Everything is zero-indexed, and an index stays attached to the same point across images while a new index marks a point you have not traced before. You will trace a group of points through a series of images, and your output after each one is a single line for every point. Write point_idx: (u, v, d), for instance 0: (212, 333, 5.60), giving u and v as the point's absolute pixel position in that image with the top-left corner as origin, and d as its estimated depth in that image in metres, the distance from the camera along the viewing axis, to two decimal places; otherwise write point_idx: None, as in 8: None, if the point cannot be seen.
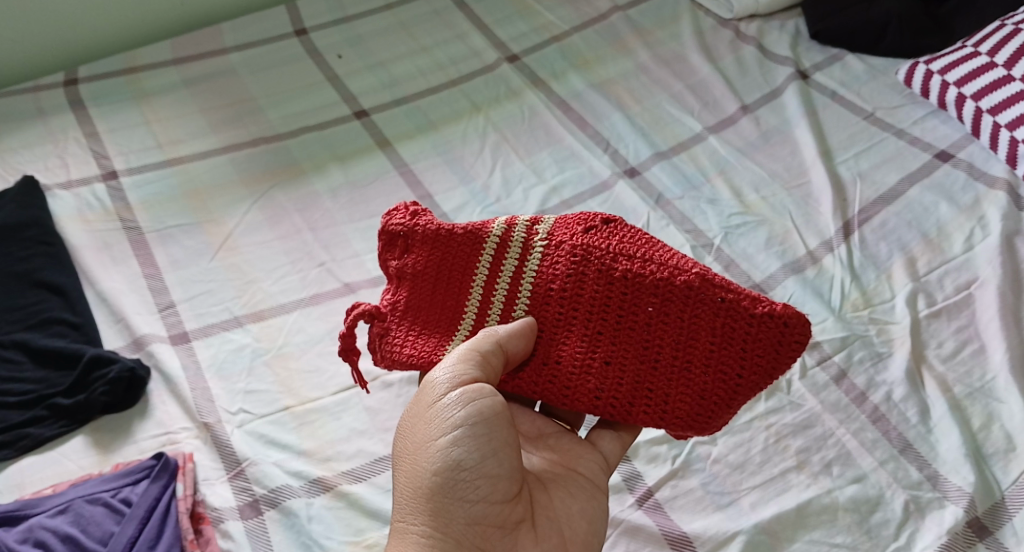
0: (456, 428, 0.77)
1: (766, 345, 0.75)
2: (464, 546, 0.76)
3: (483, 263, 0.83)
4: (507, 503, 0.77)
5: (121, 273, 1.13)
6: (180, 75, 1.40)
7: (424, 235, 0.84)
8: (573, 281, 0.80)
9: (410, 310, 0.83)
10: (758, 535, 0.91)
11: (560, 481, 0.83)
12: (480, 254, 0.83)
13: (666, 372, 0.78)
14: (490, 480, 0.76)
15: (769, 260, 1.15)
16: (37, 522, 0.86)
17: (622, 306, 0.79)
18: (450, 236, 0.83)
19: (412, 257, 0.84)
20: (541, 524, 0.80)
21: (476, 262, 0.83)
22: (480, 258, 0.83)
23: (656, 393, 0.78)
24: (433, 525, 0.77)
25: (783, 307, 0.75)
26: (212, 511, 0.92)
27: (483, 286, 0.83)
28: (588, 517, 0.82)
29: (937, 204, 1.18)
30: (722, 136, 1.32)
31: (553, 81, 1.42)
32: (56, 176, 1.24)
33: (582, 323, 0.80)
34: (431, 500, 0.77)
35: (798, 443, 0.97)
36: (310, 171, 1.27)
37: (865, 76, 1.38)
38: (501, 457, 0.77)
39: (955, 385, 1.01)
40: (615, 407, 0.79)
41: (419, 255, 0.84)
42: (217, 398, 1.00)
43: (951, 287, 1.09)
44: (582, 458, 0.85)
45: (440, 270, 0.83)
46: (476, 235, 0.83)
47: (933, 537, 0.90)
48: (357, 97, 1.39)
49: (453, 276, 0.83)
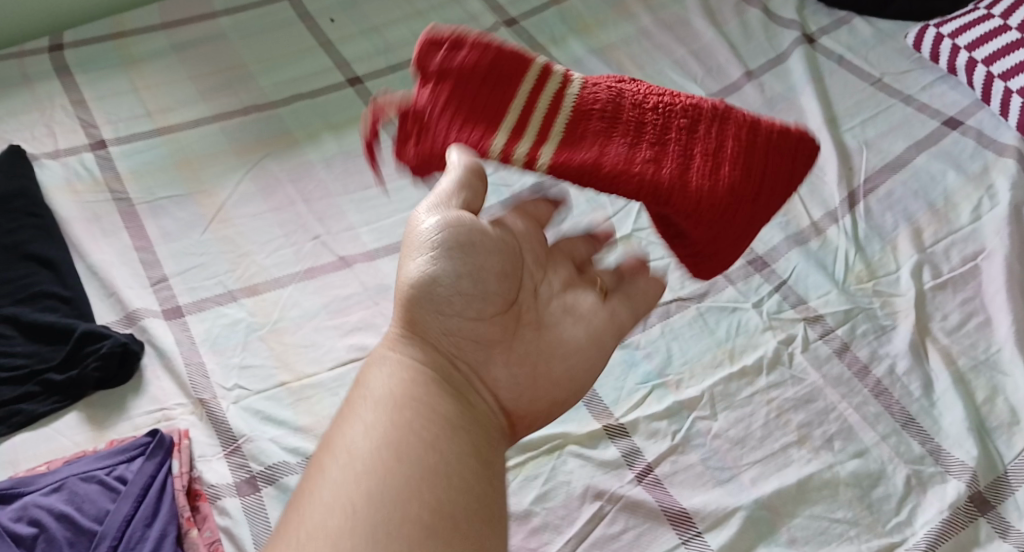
0: (437, 248, 0.69)
1: (781, 152, 0.75)
2: (445, 354, 0.71)
3: (519, 98, 0.74)
4: (489, 318, 0.71)
5: (112, 246, 1.11)
6: (168, 41, 1.37)
7: (461, 72, 0.74)
8: (612, 107, 0.75)
9: (449, 102, 0.74)
10: (759, 510, 0.89)
11: (567, 305, 0.75)
12: (516, 88, 0.75)
13: (699, 170, 0.73)
14: (474, 299, 0.70)
15: (771, 232, 1.13)
16: (31, 500, 0.85)
17: (660, 135, 0.74)
18: (493, 57, 0.75)
19: (459, 56, 0.74)
20: (535, 353, 0.73)
21: (513, 97, 0.74)
22: (519, 82, 0.75)
23: (691, 191, 0.72)
24: (420, 334, 0.71)
25: (791, 128, 0.76)
26: (208, 488, 0.91)
27: (515, 123, 0.74)
28: (589, 354, 0.75)
29: (944, 173, 1.16)
30: (725, 103, 1.29)
31: (553, 46, 1.39)
32: (44, 145, 1.22)
33: (621, 138, 0.74)
34: (410, 306, 0.71)
35: (800, 417, 0.96)
36: (304, 140, 1.24)
37: (872, 40, 1.35)
38: (486, 279, 0.70)
39: (959, 358, 1.00)
40: (653, 197, 0.72)
41: (447, 89, 0.74)
42: (211, 374, 0.99)
43: (956, 259, 1.08)
44: (616, 308, 0.78)
45: (487, 74, 0.74)
46: (515, 64, 0.75)
47: (935, 513, 0.89)
48: (351, 63, 1.36)
49: (499, 84, 0.74)
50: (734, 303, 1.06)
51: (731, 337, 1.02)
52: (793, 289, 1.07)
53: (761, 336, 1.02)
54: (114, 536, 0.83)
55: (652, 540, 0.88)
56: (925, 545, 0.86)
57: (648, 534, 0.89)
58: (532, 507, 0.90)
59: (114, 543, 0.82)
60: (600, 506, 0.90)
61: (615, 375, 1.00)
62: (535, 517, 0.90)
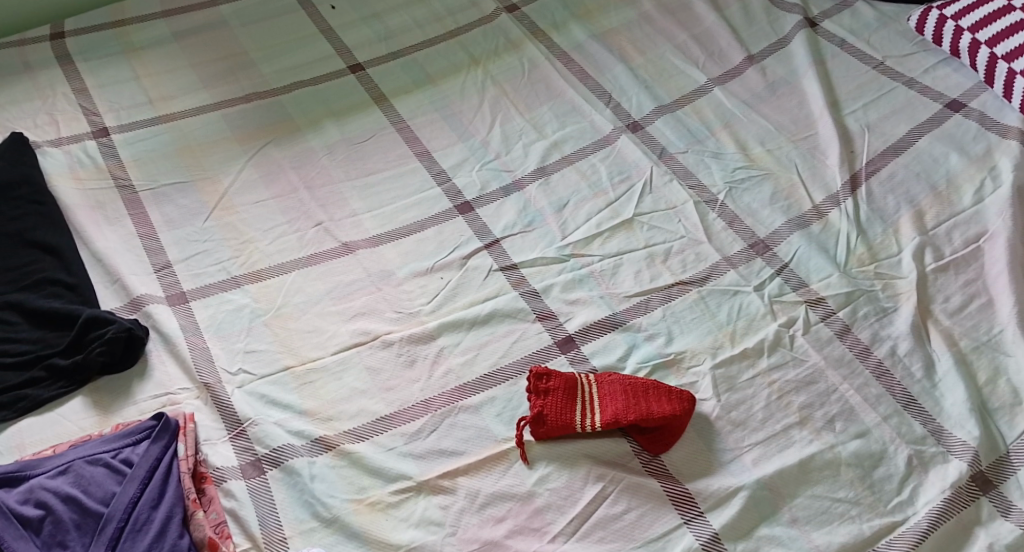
0: None
1: (681, 411, 0.92)
2: None
3: (576, 393, 0.94)
4: None
5: (115, 233, 1.12)
6: (169, 29, 1.38)
7: (548, 396, 0.93)
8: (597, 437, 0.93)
9: (553, 425, 0.92)
10: (760, 491, 0.89)
11: None
12: (564, 385, 0.94)
13: (658, 442, 0.92)
14: None
15: (773, 215, 1.13)
16: (37, 483, 0.86)
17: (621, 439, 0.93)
18: (543, 384, 0.94)
19: (543, 392, 0.94)
20: None
21: (569, 389, 0.94)
22: (567, 395, 0.94)
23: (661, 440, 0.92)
24: None
25: (678, 391, 0.94)
26: (214, 471, 0.91)
27: (587, 411, 0.93)
28: None
29: (947, 155, 1.16)
30: (727, 87, 1.29)
31: (554, 32, 1.39)
32: (45, 133, 1.22)
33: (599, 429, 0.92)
34: None
35: (801, 399, 0.96)
36: (305, 127, 1.25)
37: (874, 23, 1.35)
38: None
39: (961, 339, 1.00)
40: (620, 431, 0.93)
41: (545, 402, 0.93)
42: (216, 358, 1.00)
43: (959, 241, 1.08)
44: None
45: (562, 394, 0.93)
46: (563, 389, 0.94)
47: (937, 492, 0.89)
48: (352, 49, 1.36)
49: (566, 397, 0.93)
50: (735, 287, 1.06)
51: (733, 320, 1.03)
52: (796, 272, 1.07)
53: (763, 319, 1.02)
54: (120, 518, 0.83)
55: (653, 521, 0.88)
56: (926, 525, 0.87)
57: (649, 514, 0.88)
58: (535, 488, 0.90)
59: (120, 525, 0.83)
60: (602, 487, 0.90)
61: (617, 354, 1.00)
62: (538, 498, 0.89)
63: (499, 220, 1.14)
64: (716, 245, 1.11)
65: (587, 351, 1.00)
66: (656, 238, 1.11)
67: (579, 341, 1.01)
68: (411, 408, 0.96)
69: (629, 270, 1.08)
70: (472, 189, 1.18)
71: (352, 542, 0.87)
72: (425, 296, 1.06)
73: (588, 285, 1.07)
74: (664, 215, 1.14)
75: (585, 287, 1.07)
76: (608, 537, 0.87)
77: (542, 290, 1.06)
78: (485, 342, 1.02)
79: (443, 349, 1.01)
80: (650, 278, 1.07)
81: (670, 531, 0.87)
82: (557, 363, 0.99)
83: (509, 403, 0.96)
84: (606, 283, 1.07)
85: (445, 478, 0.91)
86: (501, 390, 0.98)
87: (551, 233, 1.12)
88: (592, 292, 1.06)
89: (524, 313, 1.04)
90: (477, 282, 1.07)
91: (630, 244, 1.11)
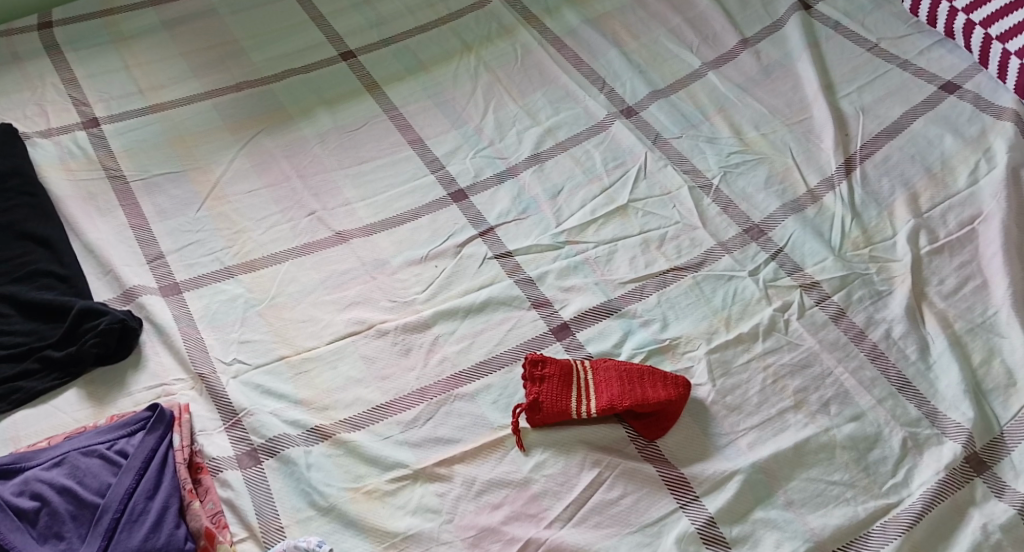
0: None
1: (676, 395, 0.93)
2: None
3: (573, 380, 0.94)
4: None
5: (108, 224, 1.11)
6: (158, 17, 1.37)
7: (545, 384, 0.93)
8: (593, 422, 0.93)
9: (550, 412, 0.92)
10: (756, 474, 0.89)
11: None
12: (562, 373, 0.94)
13: (654, 428, 0.92)
14: None
15: (769, 199, 1.13)
16: (33, 475, 0.86)
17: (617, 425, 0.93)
18: (540, 373, 0.94)
19: (541, 381, 0.94)
20: None
21: (566, 376, 0.94)
22: (564, 383, 0.93)
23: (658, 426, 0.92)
24: None
25: (675, 377, 0.94)
26: (210, 461, 0.91)
27: (582, 397, 0.93)
28: None
29: (942, 137, 1.16)
30: (722, 71, 1.29)
31: (548, 17, 1.39)
32: (35, 124, 1.22)
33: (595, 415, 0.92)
34: None
35: (796, 383, 0.96)
36: (297, 115, 1.25)
37: (869, 6, 1.35)
38: None
39: (956, 321, 1.00)
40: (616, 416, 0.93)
41: (542, 389, 0.93)
42: (211, 349, 1.00)
43: (953, 223, 1.08)
44: None
45: (559, 380, 0.93)
46: (560, 376, 0.94)
47: (932, 473, 0.89)
48: (344, 37, 1.36)
49: (563, 385, 0.93)
50: (730, 272, 1.06)
51: (728, 306, 1.02)
52: (790, 256, 1.07)
53: (758, 304, 1.02)
54: (117, 509, 0.83)
55: (649, 506, 0.88)
56: (921, 506, 0.87)
57: (645, 499, 0.88)
58: (531, 475, 0.90)
59: (116, 516, 0.83)
60: (598, 473, 0.90)
61: (612, 340, 1.00)
62: (535, 484, 0.90)
63: (494, 208, 1.14)
64: (710, 229, 1.10)
65: (582, 338, 1.00)
66: (652, 224, 1.11)
67: (574, 328, 1.01)
68: (407, 396, 0.96)
69: (624, 256, 1.08)
70: (465, 176, 1.17)
71: (349, 530, 0.87)
72: (420, 285, 1.06)
73: (583, 272, 1.07)
74: (659, 201, 1.14)
75: (580, 274, 1.06)
76: (604, 522, 0.87)
77: (537, 277, 1.06)
78: (480, 330, 1.01)
79: (439, 337, 1.01)
80: (645, 264, 1.07)
81: (666, 515, 0.87)
82: (553, 350, 0.99)
83: (505, 390, 0.96)
84: (601, 269, 1.07)
85: (442, 465, 0.91)
86: (496, 378, 0.98)
87: (546, 219, 1.12)
88: (586, 279, 1.06)
89: (520, 300, 1.04)
90: (472, 270, 1.07)
91: (625, 230, 1.11)
